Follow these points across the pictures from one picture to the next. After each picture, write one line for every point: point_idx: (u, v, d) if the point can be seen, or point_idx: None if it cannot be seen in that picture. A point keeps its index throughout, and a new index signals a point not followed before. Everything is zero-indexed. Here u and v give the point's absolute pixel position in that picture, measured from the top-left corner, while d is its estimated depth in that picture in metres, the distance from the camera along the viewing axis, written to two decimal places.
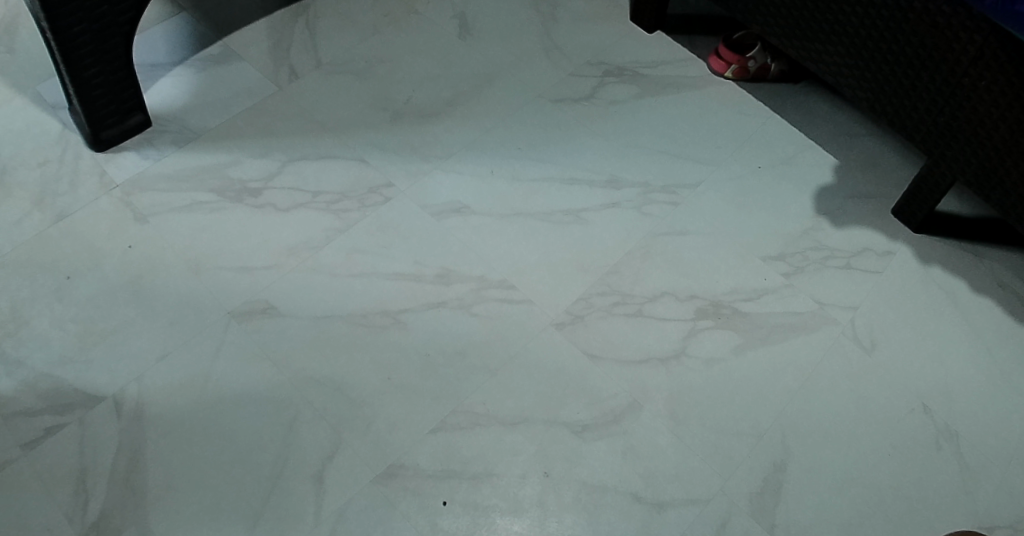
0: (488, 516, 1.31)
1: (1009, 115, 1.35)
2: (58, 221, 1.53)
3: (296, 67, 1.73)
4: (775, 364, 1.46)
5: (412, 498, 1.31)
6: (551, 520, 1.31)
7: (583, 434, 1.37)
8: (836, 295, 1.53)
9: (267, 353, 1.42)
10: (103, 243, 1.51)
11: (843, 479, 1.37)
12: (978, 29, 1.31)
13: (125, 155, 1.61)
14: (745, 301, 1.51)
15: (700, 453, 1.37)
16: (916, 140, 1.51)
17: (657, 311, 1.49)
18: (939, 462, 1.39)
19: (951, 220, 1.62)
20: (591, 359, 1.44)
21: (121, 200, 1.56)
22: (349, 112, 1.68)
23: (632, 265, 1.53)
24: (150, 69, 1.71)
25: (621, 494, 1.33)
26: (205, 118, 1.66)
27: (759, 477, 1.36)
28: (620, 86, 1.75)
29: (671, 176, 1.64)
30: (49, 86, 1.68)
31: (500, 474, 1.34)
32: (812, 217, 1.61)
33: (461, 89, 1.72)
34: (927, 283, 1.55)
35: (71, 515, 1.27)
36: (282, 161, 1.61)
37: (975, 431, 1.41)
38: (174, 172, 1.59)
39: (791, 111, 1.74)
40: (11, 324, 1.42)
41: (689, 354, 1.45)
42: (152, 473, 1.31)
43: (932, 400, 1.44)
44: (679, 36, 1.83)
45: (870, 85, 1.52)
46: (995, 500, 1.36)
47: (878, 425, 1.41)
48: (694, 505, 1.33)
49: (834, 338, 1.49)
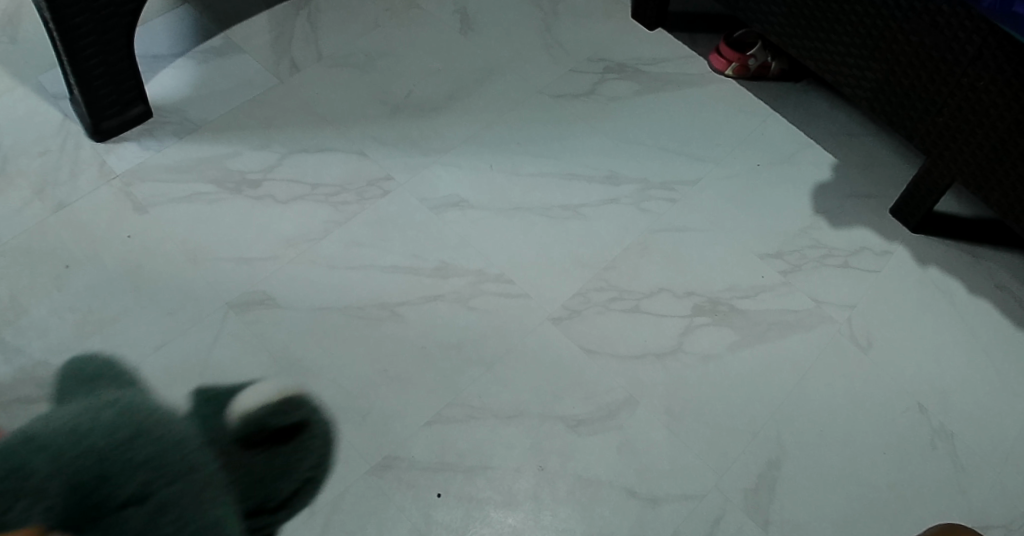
0: (483, 509, 1.31)
1: (1007, 116, 1.35)
2: (58, 210, 1.53)
3: (297, 60, 1.73)
4: (771, 361, 1.46)
5: (407, 490, 1.32)
6: (545, 514, 1.32)
7: (578, 428, 1.38)
8: (834, 294, 1.53)
9: (264, 344, 1.42)
10: (102, 233, 1.51)
11: (837, 477, 1.37)
12: (977, 30, 1.32)
13: (125, 146, 1.61)
14: (741, 298, 1.51)
15: (695, 449, 1.37)
16: (915, 140, 1.51)
17: (654, 307, 1.49)
18: (934, 461, 1.39)
19: (950, 220, 1.62)
20: (587, 354, 1.44)
21: (120, 190, 1.56)
22: (349, 105, 1.68)
23: (630, 261, 1.54)
24: (152, 60, 1.71)
25: (616, 488, 1.34)
26: (205, 110, 1.66)
27: (753, 473, 1.36)
28: (620, 82, 1.75)
29: (670, 173, 1.64)
30: (51, 76, 1.68)
31: (495, 467, 1.34)
32: (810, 216, 1.61)
33: (462, 83, 1.73)
34: (925, 283, 1.55)
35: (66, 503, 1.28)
36: (282, 153, 1.62)
37: (970, 430, 1.41)
38: (173, 162, 1.59)
39: (790, 110, 1.74)
40: (10, 312, 1.43)
41: (685, 350, 1.46)
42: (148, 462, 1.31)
43: (927, 400, 1.44)
44: (680, 33, 1.83)
45: (870, 84, 1.52)
46: (989, 499, 1.36)
47: (873, 423, 1.42)
48: (689, 500, 1.33)
49: (831, 336, 1.49)
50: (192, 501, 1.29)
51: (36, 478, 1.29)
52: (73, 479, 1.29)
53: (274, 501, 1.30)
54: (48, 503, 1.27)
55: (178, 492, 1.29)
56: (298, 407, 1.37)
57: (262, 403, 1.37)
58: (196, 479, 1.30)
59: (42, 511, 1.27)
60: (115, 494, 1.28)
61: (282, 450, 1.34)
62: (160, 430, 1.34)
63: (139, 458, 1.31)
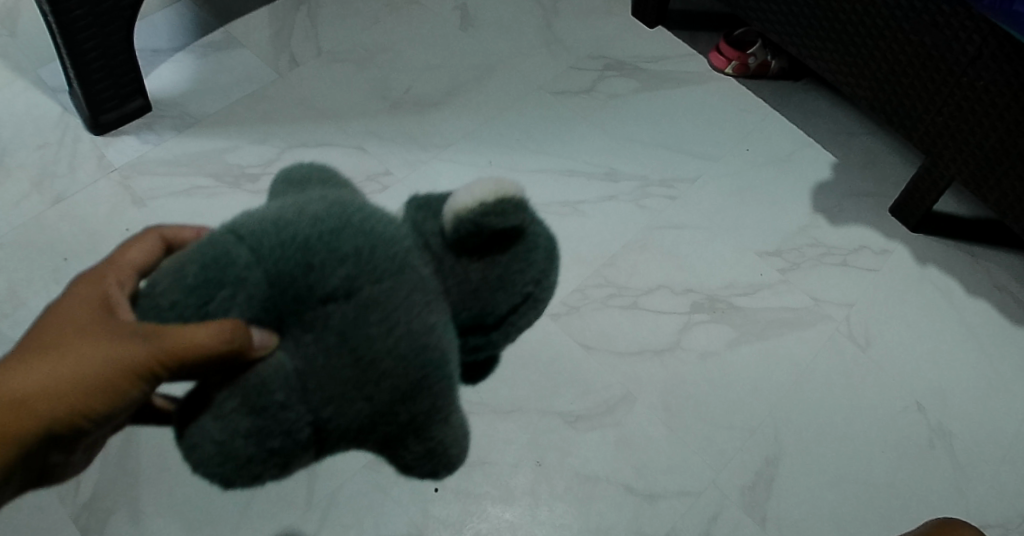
0: (479, 504, 1.31)
1: (1007, 115, 1.35)
2: (56, 203, 1.53)
3: (297, 55, 1.73)
4: (770, 359, 1.46)
5: (404, 485, 1.31)
6: (542, 509, 1.31)
7: (576, 424, 1.38)
8: (832, 292, 1.53)
9: None
10: (100, 226, 1.51)
11: (834, 474, 1.37)
12: (978, 29, 1.32)
13: (124, 139, 1.61)
14: (740, 295, 1.51)
15: (692, 446, 1.37)
16: (915, 139, 1.51)
17: (652, 304, 1.49)
18: (931, 460, 1.39)
19: (949, 220, 1.62)
20: (585, 350, 1.44)
21: (119, 183, 1.56)
22: (348, 100, 1.68)
23: (628, 258, 1.54)
24: (151, 54, 1.71)
25: (613, 484, 1.34)
26: (204, 104, 1.66)
27: (751, 470, 1.36)
28: (620, 80, 1.75)
29: (669, 171, 1.64)
30: (51, 69, 1.67)
31: (492, 462, 1.34)
32: (809, 214, 1.61)
33: (462, 80, 1.72)
34: (923, 282, 1.55)
35: (63, 495, 1.28)
36: (281, 147, 1.61)
37: (968, 429, 1.41)
38: (172, 156, 1.59)
39: (790, 108, 1.74)
40: (7, 305, 1.43)
41: (683, 347, 1.46)
42: (144, 454, 1.31)
43: (926, 399, 1.44)
44: (680, 32, 1.83)
45: (870, 83, 1.52)
46: (986, 498, 1.36)
47: (871, 422, 1.42)
48: (686, 497, 1.33)
49: (829, 334, 1.49)
50: (412, 306, 0.84)
51: (236, 266, 0.82)
52: (274, 275, 0.82)
53: (493, 317, 0.90)
54: (251, 290, 0.82)
55: (370, 335, 0.82)
56: (516, 208, 0.87)
57: (493, 196, 0.86)
58: (425, 278, 0.86)
59: (246, 302, 0.82)
60: (320, 280, 0.82)
61: (503, 261, 0.89)
62: (381, 230, 0.85)
63: (343, 251, 0.83)
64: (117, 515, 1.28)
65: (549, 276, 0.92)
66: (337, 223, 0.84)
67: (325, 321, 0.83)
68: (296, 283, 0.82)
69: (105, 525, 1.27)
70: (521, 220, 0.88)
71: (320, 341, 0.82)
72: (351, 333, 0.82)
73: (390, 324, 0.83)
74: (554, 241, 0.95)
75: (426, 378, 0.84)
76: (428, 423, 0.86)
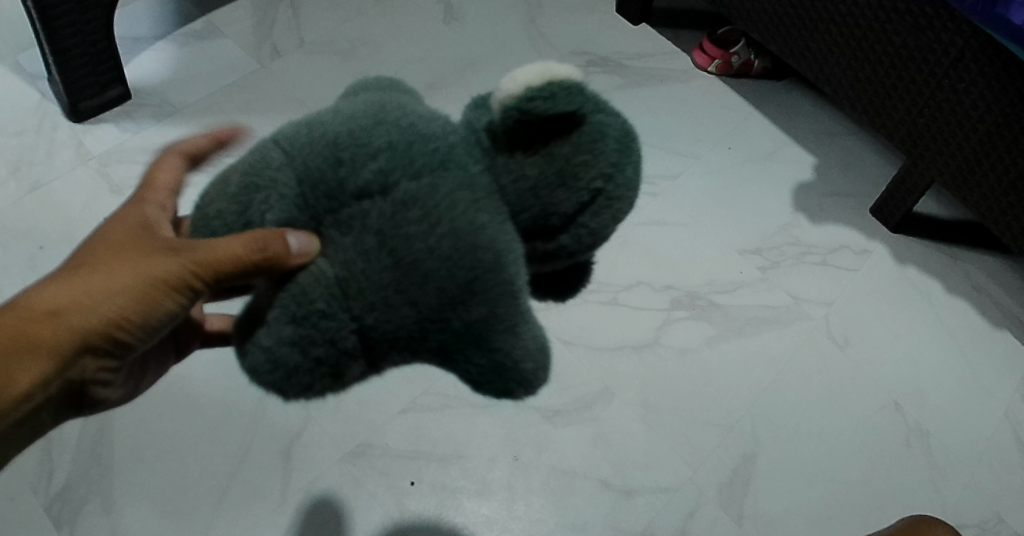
0: (456, 498, 1.31)
1: (988, 117, 1.36)
2: (33, 190, 1.51)
3: (279, 46, 1.72)
4: (748, 356, 1.46)
5: (380, 478, 1.31)
6: (519, 504, 1.31)
7: (554, 419, 1.37)
8: (811, 291, 1.53)
9: None
10: (77, 214, 1.49)
11: (811, 472, 1.38)
12: (959, 32, 1.32)
13: (102, 127, 1.59)
14: (720, 293, 1.52)
15: (671, 442, 1.37)
16: (896, 141, 1.51)
17: (632, 300, 1.49)
18: (908, 459, 1.39)
19: (929, 221, 1.63)
20: (564, 345, 1.44)
21: (97, 171, 1.54)
22: (330, 92, 1.67)
23: (609, 254, 1.53)
24: (132, 42, 1.69)
25: (590, 479, 1.33)
26: (185, 93, 1.64)
27: (728, 467, 1.36)
28: (603, 76, 1.75)
29: (651, 167, 1.64)
30: (30, 55, 1.65)
31: (469, 457, 1.33)
32: (790, 213, 1.61)
33: (445, 73, 1.72)
34: (902, 282, 1.56)
35: (35, 485, 1.27)
36: (261, 137, 1.60)
37: (945, 429, 1.42)
38: (151, 145, 1.58)
39: (772, 107, 1.74)
40: None
41: (662, 343, 1.45)
42: (118, 444, 1.30)
43: (903, 397, 1.44)
44: (664, 29, 1.83)
45: (853, 83, 1.52)
46: (962, 497, 1.37)
47: (848, 420, 1.42)
48: (663, 493, 1.33)
49: (808, 333, 1.49)
50: (458, 203, 0.76)
51: (269, 167, 0.78)
52: (304, 172, 0.77)
53: (557, 217, 0.80)
54: (283, 190, 0.78)
55: (411, 233, 0.75)
56: (569, 91, 0.77)
57: (542, 80, 0.77)
58: (475, 175, 0.78)
59: (279, 202, 0.78)
60: (352, 174, 0.76)
61: (565, 151, 0.79)
62: (422, 125, 0.79)
63: (376, 145, 0.77)
64: (89, 506, 1.26)
65: (620, 168, 0.80)
66: (374, 120, 0.78)
67: (364, 220, 0.76)
68: (329, 182, 0.77)
69: (77, 516, 1.25)
70: (576, 104, 0.78)
71: (358, 242, 0.76)
72: (389, 232, 0.76)
73: (434, 221, 0.76)
74: (627, 127, 0.83)
75: (477, 280, 0.76)
76: (487, 333, 0.77)
